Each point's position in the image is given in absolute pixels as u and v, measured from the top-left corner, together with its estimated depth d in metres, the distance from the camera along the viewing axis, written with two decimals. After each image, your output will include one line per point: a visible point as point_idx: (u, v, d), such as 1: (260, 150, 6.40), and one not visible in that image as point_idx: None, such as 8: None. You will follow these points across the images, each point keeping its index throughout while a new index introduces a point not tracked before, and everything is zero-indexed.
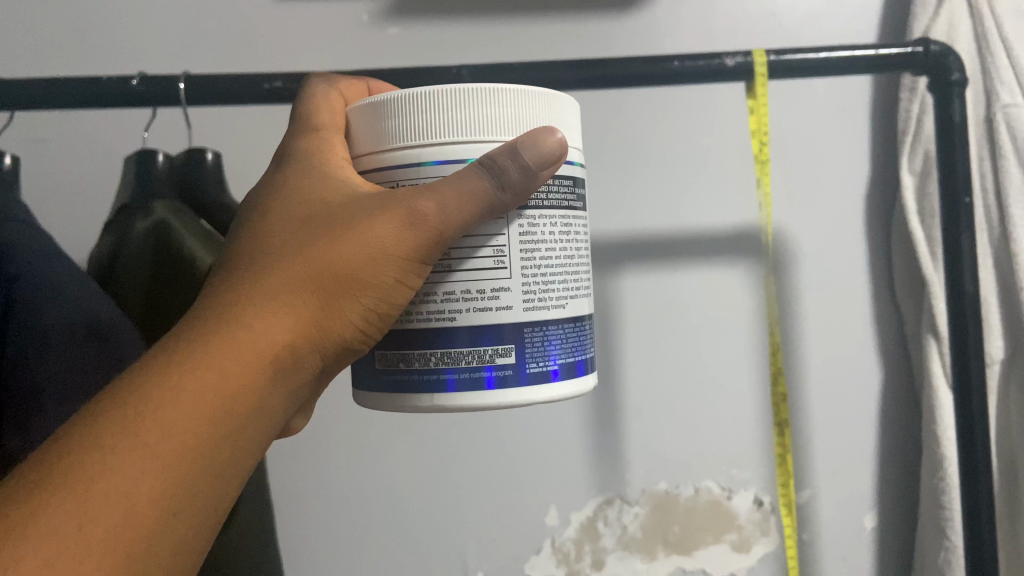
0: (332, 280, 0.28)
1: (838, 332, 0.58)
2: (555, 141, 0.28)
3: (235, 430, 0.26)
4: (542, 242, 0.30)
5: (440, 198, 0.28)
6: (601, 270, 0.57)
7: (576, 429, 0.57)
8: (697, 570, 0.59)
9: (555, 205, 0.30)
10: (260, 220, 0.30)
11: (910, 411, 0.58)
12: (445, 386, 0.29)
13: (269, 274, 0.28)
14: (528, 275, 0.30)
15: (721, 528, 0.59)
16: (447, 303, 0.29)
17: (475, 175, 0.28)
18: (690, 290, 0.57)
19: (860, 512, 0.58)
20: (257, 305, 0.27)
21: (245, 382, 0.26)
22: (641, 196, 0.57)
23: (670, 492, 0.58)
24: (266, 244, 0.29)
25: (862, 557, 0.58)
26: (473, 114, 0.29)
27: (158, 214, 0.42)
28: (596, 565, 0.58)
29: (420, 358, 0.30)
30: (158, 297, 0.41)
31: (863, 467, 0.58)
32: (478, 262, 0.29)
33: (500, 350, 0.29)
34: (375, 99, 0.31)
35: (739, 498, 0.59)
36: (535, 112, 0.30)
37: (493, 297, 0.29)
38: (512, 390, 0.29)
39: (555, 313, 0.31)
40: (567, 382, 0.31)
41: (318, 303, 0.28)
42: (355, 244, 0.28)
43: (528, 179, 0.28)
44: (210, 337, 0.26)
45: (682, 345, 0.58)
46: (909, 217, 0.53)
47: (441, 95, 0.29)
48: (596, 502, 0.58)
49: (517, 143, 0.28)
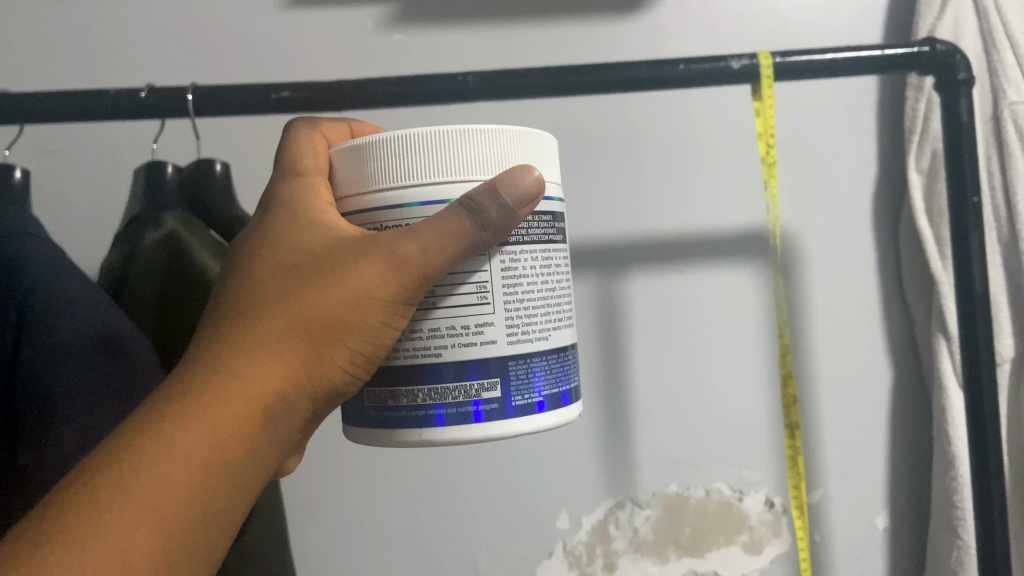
0: (320, 327, 0.28)
1: (841, 338, 0.58)
2: (532, 180, 0.29)
3: (226, 481, 0.26)
4: (523, 276, 0.30)
5: (423, 239, 0.28)
6: (605, 279, 0.57)
7: (584, 436, 0.58)
8: (709, 572, 0.58)
9: (535, 240, 0.31)
10: (249, 265, 0.30)
11: (918, 412, 0.58)
12: (434, 421, 0.30)
13: (258, 322, 0.28)
14: (511, 310, 0.30)
15: (732, 530, 0.59)
16: (433, 340, 0.30)
17: (455, 215, 0.28)
18: (688, 301, 0.57)
19: (871, 512, 0.58)
20: (246, 355, 0.28)
21: (234, 434, 0.26)
22: (644, 200, 0.57)
23: (680, 495, 0.58)
24: (254, 291, 0.29)
25: (874, 557, 0.58)
26: (455, 154, 0.29)
27: (168, 226, 0.42)
28: (607, 568, 0.58)
29: (409, 395, 0.30)
30: (169, 311, 0.41)
31: (873, 467, 0.58)
32: (461, 299, 0.30)
33: (486, 384, 0.30)
34: (358, 142, 0.31)
35: (750, 500, 0.59)
36: (517, 147, 0.31)
37: (478, 332, 0.29)
38: (496, 423, 0.30)
39: (539, 345, 0.31)
40: (553, 413, 0.31)
41: (306, 351, 0.28)
42: (341, 290, 0.28)
43: (508, 217, 0.28)
44: (200, 389, 0.27)
45: (681, 357, 0.58)
46: (917, 216, 0.53)
47: (422, 137, 0.29)
48: (606, 505, 0.58)
49: (495, 182, 0.28)
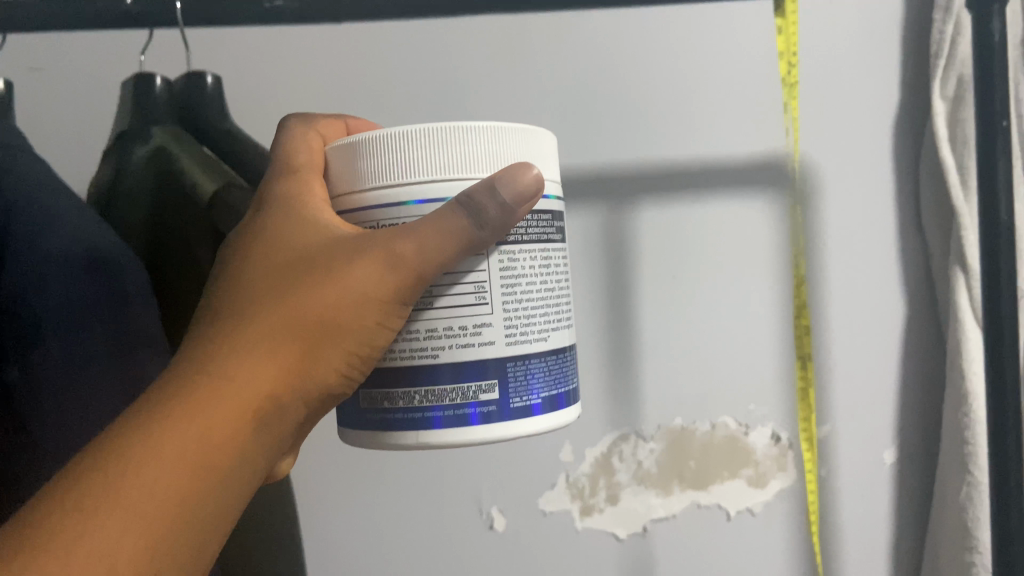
0: (315, 327, 0.29)
1: (858, 280, 0.56)
2: (531, 178, 0.30)
3: (219, 483, 0.27)
4: (522, 276, 0.32)
5: (420, 238, 0.29)
6: (614, 208, 0.55)
7: (590, 366, 0.56)
8: (712, 505, 0.58)
9: (534, 239, 0.32)
10: (243, 264, 0.31)
11: (932, 348, 0.57)
12: (432, 424, 0.31)
13: (250, 323, 0.29)
14: (509, 310, 0.31)
15: (737, 464, 0.57)
16: (430, 341, 0.31)
17: (453, 214, 0.29)
18: (703, 234, 0.56)
19: (878, 448, 0.57)
20: (238, 355, 0.29)
21: (229, 433, 0.28)
22: (657, 126, 0.55)
23: (686, 428, 0.57)
24: (248, 292, 0.30)
25: (880, 493, 0.57)
26: (451, 152, 0.30)
27: (157, 141, 0.40)
28: (611, 500, 0.57)
29: (405, 397, 0.31)
30: (162, 231, 0.40)
31: (882, 402, 0.57)
32: (459, 299, 0.31)
33: (483, 386, 0.31)
34: (353, 141, 0.32)
35: (756, 434, 0.57)
36: (511, 143, 0.32)
37: (476, 332, 0.31)
38: (492, 425, 0.31)
39: (538, 345, 0.32)
40: (550, 415, 0.33)
41: (300, 352, 0.29)
42: (336, 291, 0.30)
43: (505, 215, 0.30)
44: (196, 387, 0.28)
45: (696, 290, 0.56)
46: (939, 144, 0.52)
47: (418, 134, 0.30)
48: (610, 437, 0.57)
49: (493, 179, 0.29)
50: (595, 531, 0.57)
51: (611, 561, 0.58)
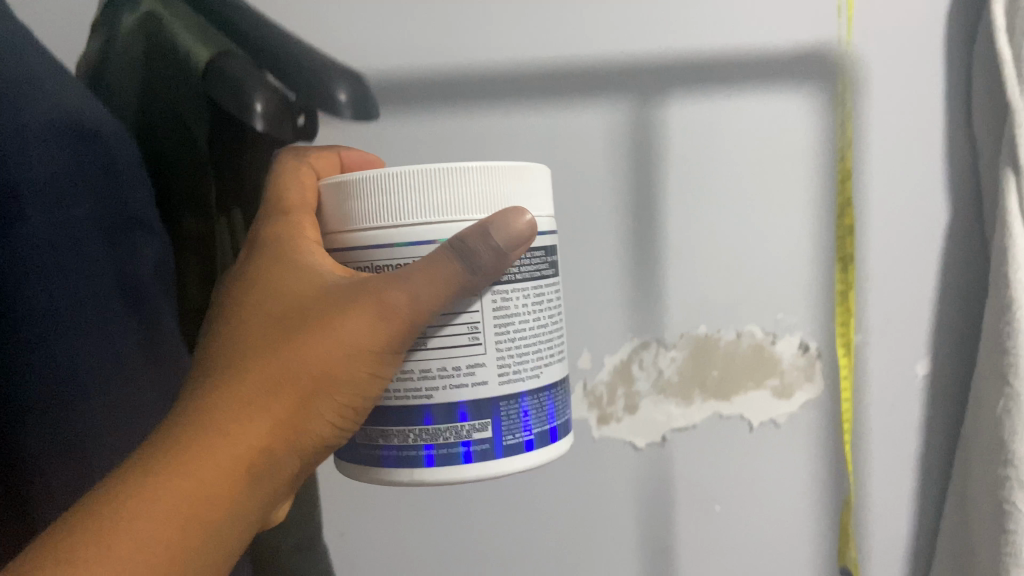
0: (306, 380, 0.33)
1: (898, 184, 0.53)
2: (525, 223, 0.34)
3: (211, 530, 0.31)
4: (514, 315, 0.35)
5: (410, 290, 0.32)
6: (642, 102, 0.51)
7: (612, 273, 0.54)
8: (735, 416, 0.56)
9: (526, 278, 0.36)
10: (244, 316, 0.35)
11: (974, 258, 0.54)
12: (425, 460, 0.35)
13: (245, 378, 0.33)
14: (501, 351, 0.35)
15: (762, 374, 0.55)
16: (424, 380, 0.35)
17: (445, 258, 0.33)
18: (737, 131, 0.52)
19: (911, 360, 0.55)
20: (235, 409, 0.32)
21: (224, 483, 0.31)
22: (692, 11, 0.50)
23: (709, 337, 0.55)
24: (245, 348, 0.34)
25: (910, 407, 0.55)
26: (448, 195, 0.34)
27: (147, 8, 0.42)
28: (630, 410, 0.55)
29: (400, 434, 0.35)
30: (150, 99, 0.42)
31: (918, 314, 0.54)
32: (454, 341, 0.34)
33: (477, 426, 0.35)
34: (355, 181, 0.36)
35: (783, 343, 0.55)
36: (503, 180, 0.35)
37: (469, 371, 0.34)
38: (479, 462, 0.35)
39: (529, 380, 0.36)
40: (540, 448, 0.37)
41: (294, 402, 0.33)
42: (328, 343, 0.33)
43: (498, 258, 0.33)
44: (196, 439, 0.31)
45: (726, 192, 0.53)
46: (996, 33, 0.48)
47: (420, 177, 0.34)
48: (631, 345, 0.55)
49: (488, 224, 0.33)
50: (613, 440, 0.56)
51: (628, 472, 0.56)
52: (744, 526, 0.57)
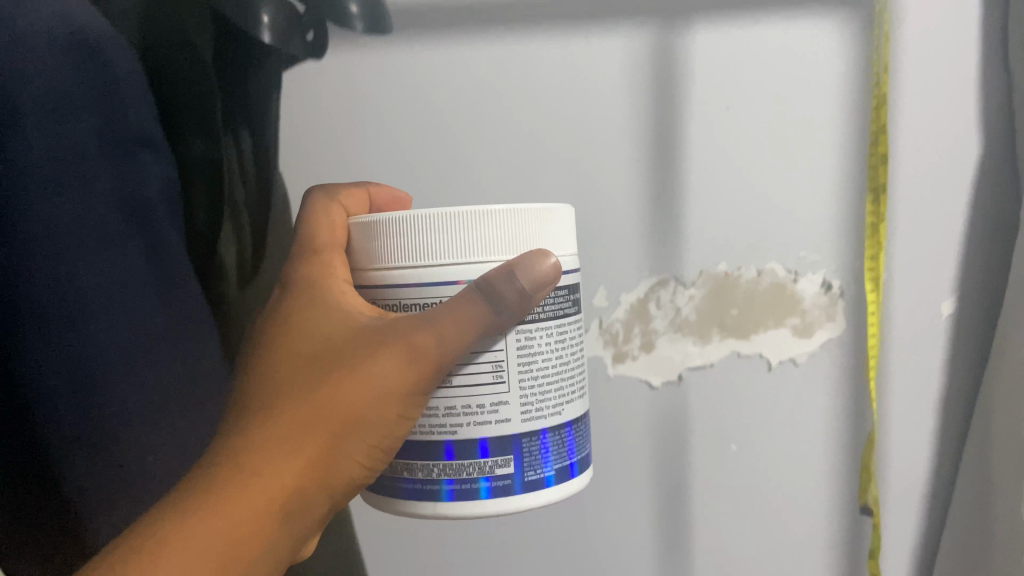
0: (340, 417, 0.36)
1: (930, 118, 0.51)
2: (549, 266, 0.35)
3: (253, 554, 0.34)
4: (538, 354, 0.37)
5: (437, 335, 0.35)
6: (665, 28, 0.49)
7: (631, 209, 0.52)
8: (754, 355, 0.54)
9: (549, 318, 0.37)
10: (281, 357, 0.38)
11: (1005, 196, 0.52)
12: (447, 495, 0.37)
13: (281, 418, 0.36)
14: (525, 389, 0.36)
15: (782, 312, 0.54)
16: (450, 416, 0.36)
17: (471, 301, 0.34)
18: (764, 59, 0.50)
19: (936, 300, 0.53)
20: (275, 444, 0.35)
21: (258, 516, 0.34)
22: None
23: (729, 275, 0.53)
24: (285, 387, 0.37)
25: (933, 349, 0.54)
26: (471, 236, 0.36)
27: None
28: (645, 348, 0.54)
29: (426, 469, 0.37)
30: (154, 27, 0.40)
31: (944, 254, 0.53)
32: (479, 379, 0.36)
33: (499, 461, 0.36)
34: (384, 219, 0.37)
35: (805, 281, 0.53)
36: (527, 223, 0.37)
37: (494, 409, 0.36)
38: (501, 497, 0.36)
39: (552, 417, 0.37)
40: (561, 484, 0.38)
41: (328, 438, 0.36)
42: (359, 385, 0.36)
43: (523, 299, 0.35)
44: (232, 477, 0.34)
45: (750, 123, 0.51)
46: None
47: (445, 219, 0.35)
48: (648, 282, 0.53)
49: (513, 267, 0.35)
50: (628, 378, 0.55)
51: (643, 411, 0.55)
52: (759, 468, 0.56)
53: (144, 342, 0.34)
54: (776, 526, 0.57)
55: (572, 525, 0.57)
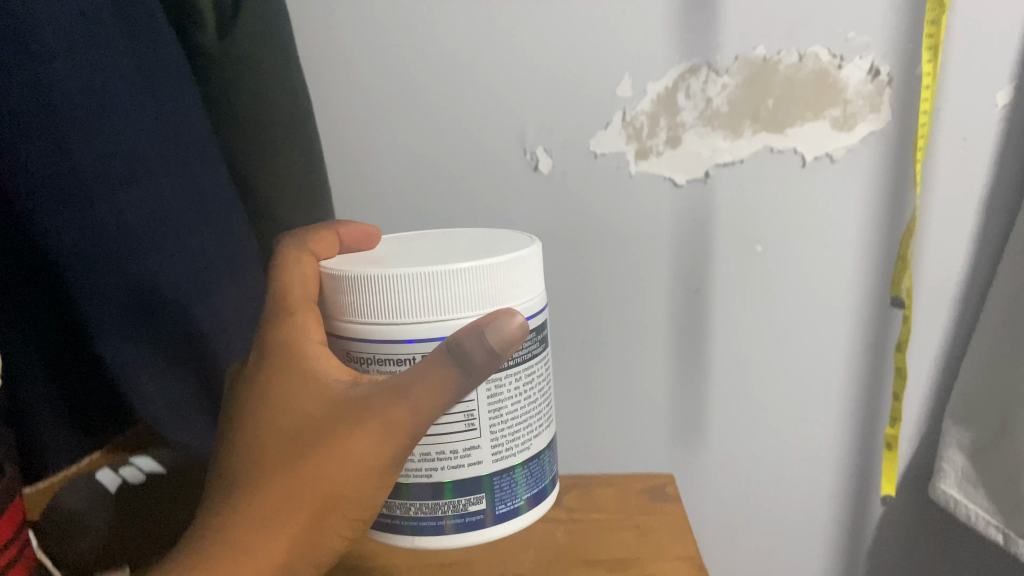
0: (322, 495, 0.32)
1: None
2: (516, 325, 0.31)
3: None
4: (508, 398, 0.33)
5: (411, 407, 0.31)
6: None
7: None
8: (787, 151, 0.51)
9: (519, 359, 0.33)
10: (252, 424, 0.34)
11: None
12: (419, 528, 0.34)
13: (260, 492, 0.33)
14: (496, 432, 0.33)
15: (822, 103, 0.50)
16: (424, 462, 0.33)
17: (443, 369, 0.31)
18: None
19: (990, 89, 0.49)
20: (255, 524, 0.32)
21: None
22: None
23: (768, 61, 0.49)
24: (262, 464, 0.33)
25: (982, 143, 0.50)
26: (441, 295, 0.31)
27: None
28: (671, 144, 0.51)
29: (401, 506, 0.34)
30: None
31: (1006, 35, 0.48)
32: (451, 427, 0.33)
33: (473, 498, 0.34)
34: (342, 272, 0.33)
35: (850, 68, 0.49)
36: (500, 275, 0.32)
37: (467, 454, 0.33)
38: (474, 531, 0.34)
39: (523, 454, 0.34)
40: (532, 510, 0.36)
41: (307, 519, 0.33)
42: (340, 465, 0.32)
43: (492, 359, 0.31)
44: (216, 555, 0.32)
45: None
46: None
47: (410, 279, 0.31)
48: (678, 69, 0.49)
49: (482, 327, 0.30)
50: (650, 176, 0.52)
51: (665, 216, 0.52)
52: (783, 290, 0.54)
53: (107, 84, 0.30)
54: (800, 343, 0.55)
55: (590, 343, 0.56)
